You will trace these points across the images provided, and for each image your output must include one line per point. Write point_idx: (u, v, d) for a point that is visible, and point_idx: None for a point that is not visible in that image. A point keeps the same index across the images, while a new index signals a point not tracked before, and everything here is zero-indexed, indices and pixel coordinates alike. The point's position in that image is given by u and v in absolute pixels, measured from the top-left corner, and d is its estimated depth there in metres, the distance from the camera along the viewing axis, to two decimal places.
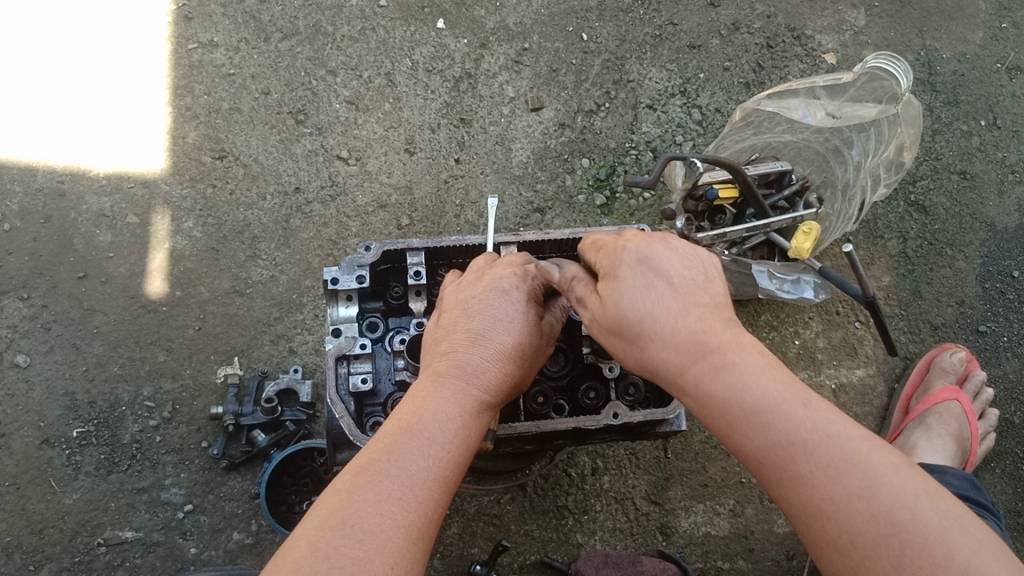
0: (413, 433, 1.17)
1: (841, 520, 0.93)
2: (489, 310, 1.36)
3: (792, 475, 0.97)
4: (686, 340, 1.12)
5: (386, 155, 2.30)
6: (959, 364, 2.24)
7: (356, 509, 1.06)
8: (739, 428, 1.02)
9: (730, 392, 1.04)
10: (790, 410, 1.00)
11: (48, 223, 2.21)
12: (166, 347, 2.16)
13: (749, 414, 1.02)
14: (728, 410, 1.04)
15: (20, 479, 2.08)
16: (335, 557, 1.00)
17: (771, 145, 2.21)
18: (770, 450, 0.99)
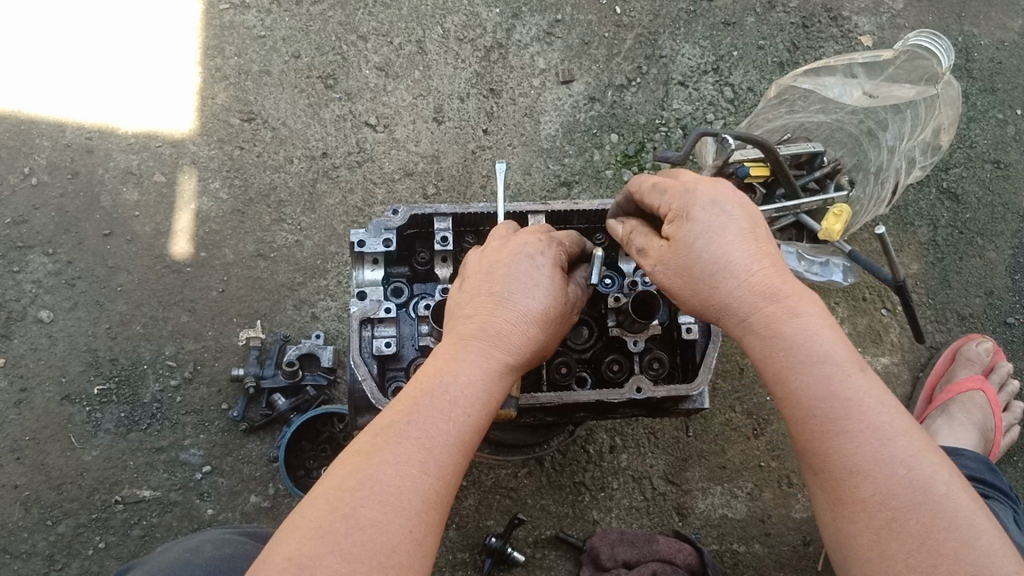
0: (435, 395, 1.14)
1: (879, 480, 1.00)
2: (513, 276, 1.29)
3: (841, 431, 1.02)
4: (757, 287, 1.11)
5: (414, 123, 2.29)
6: (984, 354, 2.22)
7: (378, 469, 1.06)
8: (801, 373, 1.05)
9: (797, 343, 1.06)
10: (849, 372, 1.04)
11: (76, 179, 2.22)
12: (189, 308, 2.17)
13: (814, 363, 1.05)
14: (790, 354, 1.06)
15: (40, 434, 2.09)
16: (355, 518, 1.02)
17: (804, 125, 2.18)
18: (829, 401, 1.03)
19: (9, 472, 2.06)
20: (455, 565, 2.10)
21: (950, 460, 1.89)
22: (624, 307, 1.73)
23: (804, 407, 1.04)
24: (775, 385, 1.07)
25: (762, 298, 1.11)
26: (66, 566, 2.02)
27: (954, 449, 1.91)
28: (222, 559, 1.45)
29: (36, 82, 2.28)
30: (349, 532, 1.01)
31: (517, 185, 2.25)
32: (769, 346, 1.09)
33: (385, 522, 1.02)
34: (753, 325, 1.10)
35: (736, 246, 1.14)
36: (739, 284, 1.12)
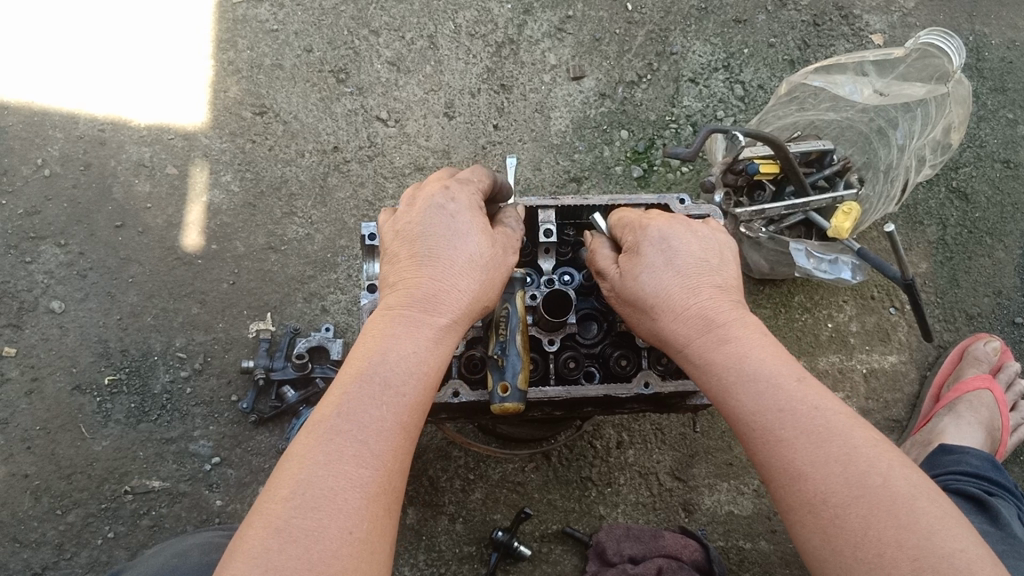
0: (365, 379, 1.14)
1: (813, 481, 1.04)
2: (431, 233, 1.27)
3: (777, 442, 1.08)
4: (693, 315, 1.22)
5: (425, 117, 2.30)
6: (992, 353, 2.21)
7: (308, 475, 1.06)
8: (735, 390, 1.14)
9: (725, 365, 1.16)
10: (781, 385, 1.12)
11: (88, 170, 2.24)
12: (200, 300, 2.18)
13: (744, 379, 1.14)
14: (723, 375, 1.16)
15: (51, 424, 2.10)
16: (287, 530, 1.01)
17: (814, 123, 2.21)
18: (761, 412, 1.11)
19: (19, 462, 2.08)
20: (461, 559, 2.10)
21: (955, 458, 1.89)
22: None
23: (745, 422, 1.12)
24: (720, 408, 1.16)
25: (701, 325, 1.21)
26: (75, 555, 2.03)
27: (958, 448, 1.92)
28: (206, 564, 1.46)
29: (50, 73, 2.29)
30: (286, 540, 1.00)
31: (528, 180, 2.25)
32: (703, 367, 1.19)
33: (320, 528, 1.02)
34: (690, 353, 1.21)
35: (680, 275, 1.26)
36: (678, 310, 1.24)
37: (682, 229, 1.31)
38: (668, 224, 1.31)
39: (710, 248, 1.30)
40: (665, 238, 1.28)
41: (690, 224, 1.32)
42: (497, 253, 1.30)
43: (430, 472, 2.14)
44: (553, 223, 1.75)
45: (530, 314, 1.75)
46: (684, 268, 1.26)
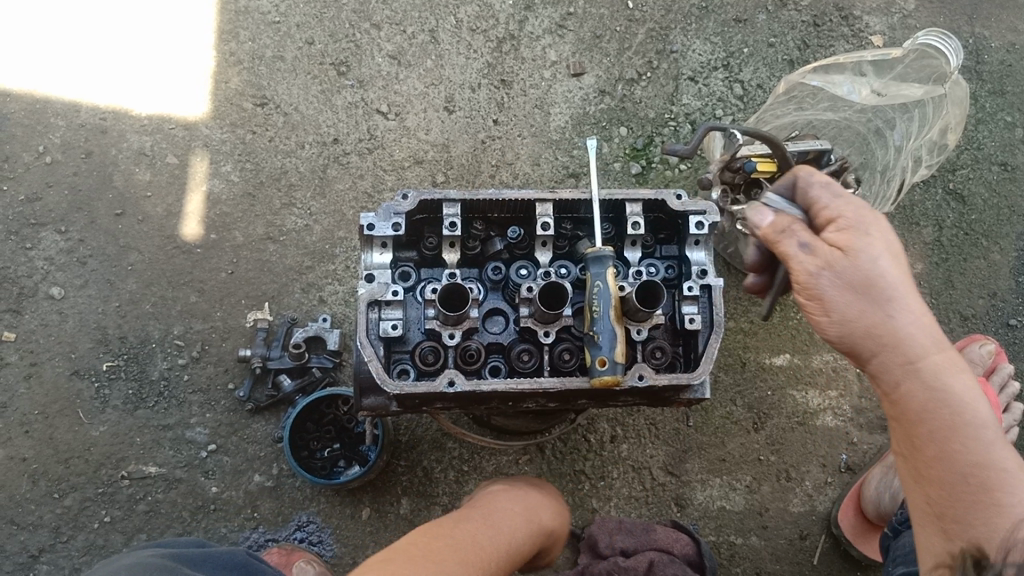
0: None
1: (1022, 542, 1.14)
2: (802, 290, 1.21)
3: (995, 502, 1.15)
4: (921, 334, 1.23)
5: (425, 111, 2.31)
6: (986, 356, 2.20)
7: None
8: (945, 427, 1.19)
9: (936, 398, 1.21)
10: (989, 432, 1.18)
11: (89, 158, 2.26)
12: (198, 289, 2.20)
13: (951, 418, 1.19)
14: (920, 410, 1.22)
15: (48, 408, 2.11)
16: None
17: (812, 123, 2.22)
18: (971, 461, 1.17)
19: (16, 445, 2.09)
20: None
21: None
22: (628, 296, 1.75)
23: (949, 464, 1.19)
24: (924, 439, 1.21)
25: (926, 345, 1.23)
26: (71, 539, 2.05)
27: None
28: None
29: (54, 62, 2.31)
30: None
31: (526, 175, 2.27)
32: (923, 396, 1.22)
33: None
34: (906, 377, 1.23)
35: (900, 293, 1.23)
36: (905, 325, 1.23)
37: (886, 235, 1.26)
38: (883, 231, 1.26)
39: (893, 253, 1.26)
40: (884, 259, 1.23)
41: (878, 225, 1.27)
42: None
43: (424, 463, 2.12)
44: (550, 216, 1.80)
45: (526, 306, 1.77)
46: (905, 290, 1.24)
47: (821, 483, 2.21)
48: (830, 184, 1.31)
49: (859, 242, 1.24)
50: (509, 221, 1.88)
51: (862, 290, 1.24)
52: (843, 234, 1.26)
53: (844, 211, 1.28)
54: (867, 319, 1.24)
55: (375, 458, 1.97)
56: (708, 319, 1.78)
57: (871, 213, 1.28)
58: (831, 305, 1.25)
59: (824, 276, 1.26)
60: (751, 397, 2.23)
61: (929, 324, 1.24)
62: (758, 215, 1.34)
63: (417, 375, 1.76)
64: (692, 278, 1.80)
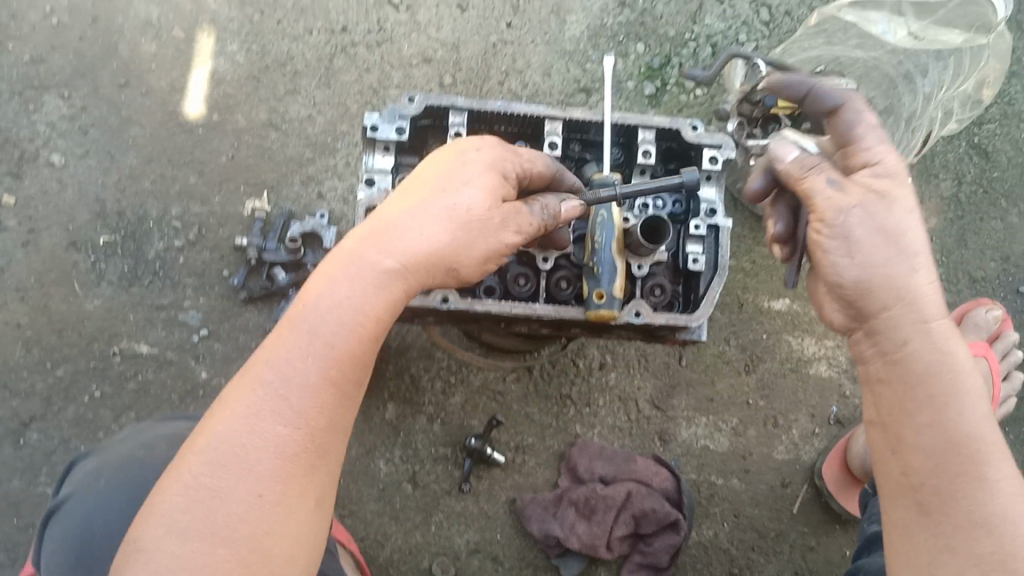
0: (293, 341, 1.11)
1: (968, 445, 1.10)
2: (458, 190, 1.22)
3: (947, 402, 1.13)
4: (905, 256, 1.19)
5: (437, 7, 2.25)
6: (993, 322, 2.05)
7: (275, 360, 1.11)
8: (910, 339, 1.18)
9: (906, 307, 1.19)
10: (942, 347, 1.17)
11: (96, 24, 2.20)
12: (198, 171, 2.18)
13: (918, 332, 1.18)
14: (903, 322, 1.19)
15: (45, 277, 2.14)
16: (265, 388, 1.09)
17: (838, 59, 2.09)
18: (935, 373, 1.15)
19: (12, 310, 2.13)
20: (435, 460, 2.07)
21: None
22: (632, 229, 1.67)
23: (908, 369, 1.17)
24: (886, 338, 1.20)
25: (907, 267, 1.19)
26: (63, 409, 2.10)
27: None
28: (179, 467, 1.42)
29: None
30: (273, 386, 1.09)
31: (536, 85, 2.23)
32: (908, 310, 1.19)
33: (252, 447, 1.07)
34: (914, 306, 1.19)
35: (911, 221, 1.20)
36: (911, 250, 1.19)
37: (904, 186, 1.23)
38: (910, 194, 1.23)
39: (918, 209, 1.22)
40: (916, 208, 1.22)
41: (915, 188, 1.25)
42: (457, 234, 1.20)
43: (412, 369, 2.10)
44: (559, 136, 1.71)
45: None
46: (920, 246, 1.21)
47: (807, 434, 2.16)
48: (875, 130, 1.27)
49: (901, 189, 1.22)
50: (516, 137, 1.82)
51: (885, 234, 1.19)
52: (884, 179, 1.23)
53: (884, 158, 1.25)
54: (892, 267, 1.19)
55: None
56: (712, 262, 1.73)
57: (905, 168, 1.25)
58: (870, 247, 1.19)
59: (857, 212, 1.20)
60: (746, 338, 2.16)
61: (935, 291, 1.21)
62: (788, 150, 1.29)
63: None
64: (699, 216, 1.74)
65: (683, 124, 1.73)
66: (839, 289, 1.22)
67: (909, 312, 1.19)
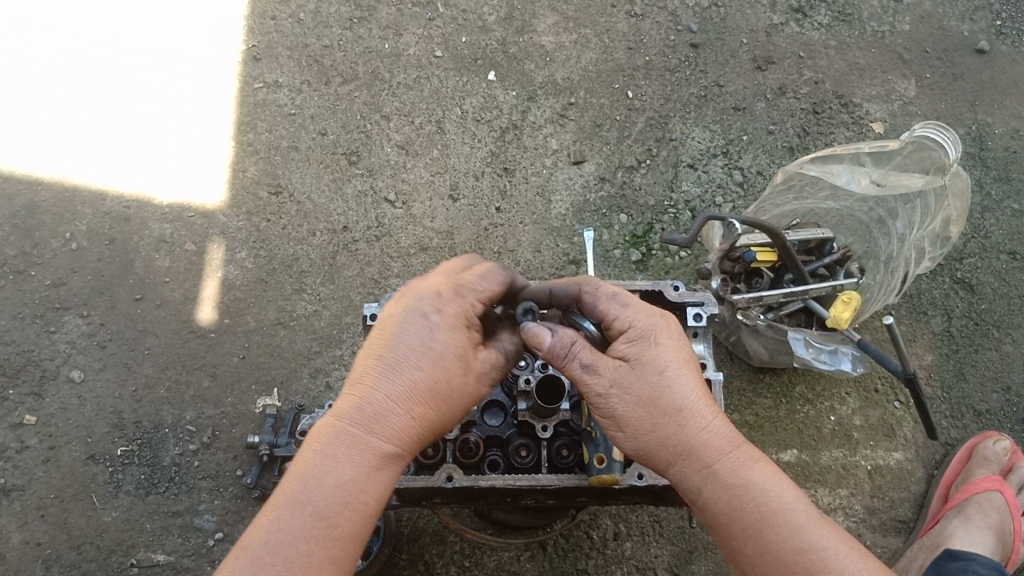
0: (293, 506, 1.20)
1: (788, 550, 1.27)
2: (400, 333, 1.31)
3: (761, 525, 1.29)
4: (667, 406, 1.35)
5: (430, 200, 2.39)
6: (1002, 454, 2.09)
7: (272, 530, 1.19)
8: (706, 480, 1.35)
9: (692, 450, 1.35)
10: (734, 472, 1.34)
11: (112, 245, 2.35)
12: (211, 374, 2.26)
13: (708, 472, 1.35)
14: (695, 468, 1.35)
15: (64, 492, 2.18)
16: (267, 555, 1.16)
17: (813, 211, 2.20)
18: (735, 501, 1.32)
19: (33, 529, 2.15)
20: None
21: (961, 565, 1.82)
22: None
23: (714, 509, 1.34)
24: (688, 485, 1.36)
25: (675, 415, 1.35)
26: None
27: (965, 555, 1.84)
28: None
29: (78, 61, 2.49)
30: (275, 555, 1.16)
31: (527, 262, 2.34)
32: (694, 458, 1.35)
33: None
34: (697, 449, 1.35)
35: (668, 377, 1.36)
36: (676, 399, 1.35)
37: (651, 344, 1.37)
38: (662, 346, 1.37)
39: (677, 356, 1.37)
40: (673, 353, 1.37)
41: (662, 330, 1.38)
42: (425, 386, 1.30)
43: (426, 557, 2.08)
44: None
45: (524, 399, 1.72)
46: (687, 393, 1.36)
47: None
48: (615, 299, 1.41)
49: (647, 353, 1.36)
50: None
51: (647, 404, 1.35)
52: (635, 346, 1.37)
53: (634, 324, 1.38)
54: (660, 429, 1.35)
55: (377, 550, 1.99)
56: None
57: (654, 320, 1.39)
58: (636, 420, 1.35)
59: (614, 391, 1.35)
60: None
61: (709, 422, 1.36)
62: (545, 332, 1.36)
63: (418, 470, 1.71)
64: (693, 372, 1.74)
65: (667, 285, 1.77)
66: (631, 455, 1.40)
67: (699, 456, 1.35)
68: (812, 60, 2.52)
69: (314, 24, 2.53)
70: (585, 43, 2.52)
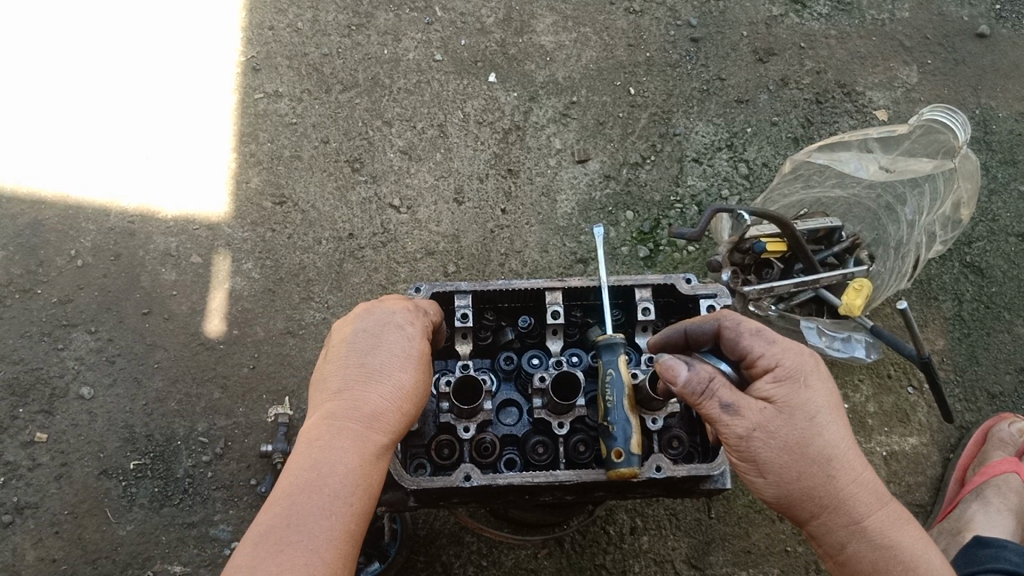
0: (309, 494, 1.24)
1: None
2: (386, 345, 1.40)
3: None
4: (818, 459, 1.31)
5: (436, 204, 2.38)
6: (1018, 435, 2.07)
7: (291, 514, 1.21)
8: (851, 535, 1.31)
9: (840, 504, 1.31)
10: (879, 527, 1.31)
11: (118, 260, 2.34)
12: (221, 385, 2.25)
13: (854, 528, 1.31)
14: (840, 523, 1.31)
15: (78, 508, 2.16)
16: (291, 540, 1.19)
17: (820, 201, 2.18)
18: (880, 563, 1.29)
19: (47, 546, 2.13)
20: None
21: (993, 553, 1.77)
22: (641, 384, 1.67)
23: (852, 563, 1.32)
24: (830, 537, 1.33)
25: (823, 469, 1.31)
26: None
27: (996, 541, 1.79)
28: None
29: (77, 78, 2.50)
30: (301, 541, 1.19)
31: (535, 263, 2.33)
32: (840, 515, 1.31)
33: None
34: (844, 504, 1.31)
35: (820, 426, 1.32)
36: (827, 449, 1.31)
37: (801, 389, 1.34)
38: (815, 394, 1.34)
39: (828, 404, 1.34)
40: (822, 399, 1.34)
41: (812, 373, 1.36)
42: (416, 391, 1.39)
43: (443, 558, 2.07)
44: (560, 304, 1.76)
45: (539, 396, 1.71)
46: (839, 445, 1.32)
47: None
48: (759, 334, 1.38)
49: (798, 396, 1.33)
50: (520, 310, 1.84)
51: (798, 454, 1.31)
52: (783, 387, 1.34)
53: (781, 362, 1.36)
54: (807, 480, 1.31)
55: (394, 553, 1.97)
56: None
57: (804, 361, 1.37)
58: (782, 469, 1.31)
59: (759, 437, 1.32)
60: None
61: (859, 475, 1.32)
62: (679, 366, 1.34)
63: (434, 470, 1.70)
64: None
65: (677, 279, 1.77)
66: (770, 503, 1.35)
67: (843, 513, 1.31)
68: (813, 51, 2.52)
69: (313, 33, 2.53)
70: (585, 41, 2.53)
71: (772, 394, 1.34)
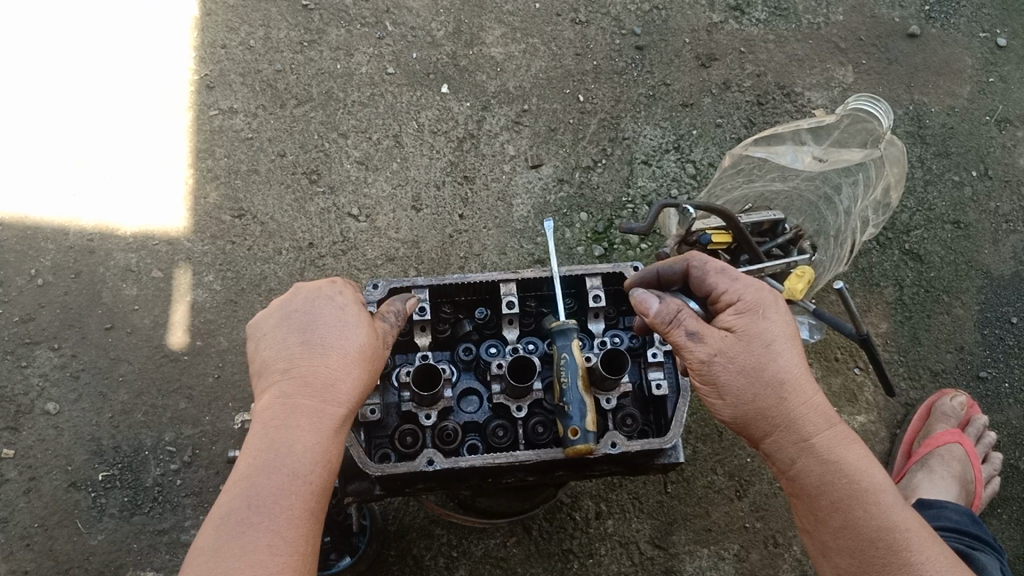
0: (268, 473, 1.28)
1: (873, 529, 1.30)
2: (332, 320, 1.46)
3: (851, 502, 1.32)
4: (772, 380, 1.37)
5: (394, 211, 2.45)
6: (959, 408, 2.17)
7: (246, 495, 1.26)
8: (800, 450, 1.37)
9: (790, 422, 1.36)
10: (826, 445, 1.36)
11: (79, 278, 2.37)
12: (187, 395, 2.29)
13: (803, 443, 1.36)
14: (790, 439, 1.37)
15: (47, 521, 2.18)
16: (248, 520, 1.24)
17: (763, 195, 2.27)
18: (827, 477, 1.34)
19: (18, 559, 2.14)
20: None
21: (935, 513, 1.88)
22: (595, 365, 1.73)
23: (802, 479, 1.37)
24: (782, 454, 1.38)
25: (776, 389, 1.37)
26: None
27: (939, 502, 1.91)
28: None
29: (29, 103, 2.55)
30: (259, 519, 1.24)
31: (494, 264, 2.40)
32: (791, 431, 1.37)
33: (254, 561, 1.20)
34: (794, 421, 1.36)
35: (774, 351, 1.38)
36: (780, 371, 1.37)
37: (759, 318, 1.40)
38: (773, 322, 1.40)
39: (786, 332, 1.40)
40: (781, 328, 1.40)
41: (773, 306, 1.42)
42: (367, 360, 1.44)
43: (414, 551, 2.11)
44: (514, 295, 1.83)
45: (497, 382, 1.77)
46: (792, 369, 1.38)
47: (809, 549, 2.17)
48: (724, 272, 1.46)
49: (757, 323, 1.39)
50: (476, 303, 1.90)
51: (753, 376, 1.37)
52: (743, 317, 1.41)
53: (742, 296, 1.43)
54: (761, 400, 1.37)
55: (363, 547, 2.00)
56: (673, 384, 1.78)
57: (766, 297, 1.43)
58: (737, 391, 1.38)
59: (717, 360, 1.39)
60: (731, 465, 2.22)
61: (813, 398, 1.38)
62: (651, 301, 1.46)
63: (398, 459, 1.74)
64: (655, 346, 1.81)
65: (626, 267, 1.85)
66: (729, 424, 1.42)
67: (793, 429, 1.37)
68: (752, 55, 2.63)
69: (266, 51, 2.61)
70: (533, 52, 2.62)
71: (734, 324, 1.41)
